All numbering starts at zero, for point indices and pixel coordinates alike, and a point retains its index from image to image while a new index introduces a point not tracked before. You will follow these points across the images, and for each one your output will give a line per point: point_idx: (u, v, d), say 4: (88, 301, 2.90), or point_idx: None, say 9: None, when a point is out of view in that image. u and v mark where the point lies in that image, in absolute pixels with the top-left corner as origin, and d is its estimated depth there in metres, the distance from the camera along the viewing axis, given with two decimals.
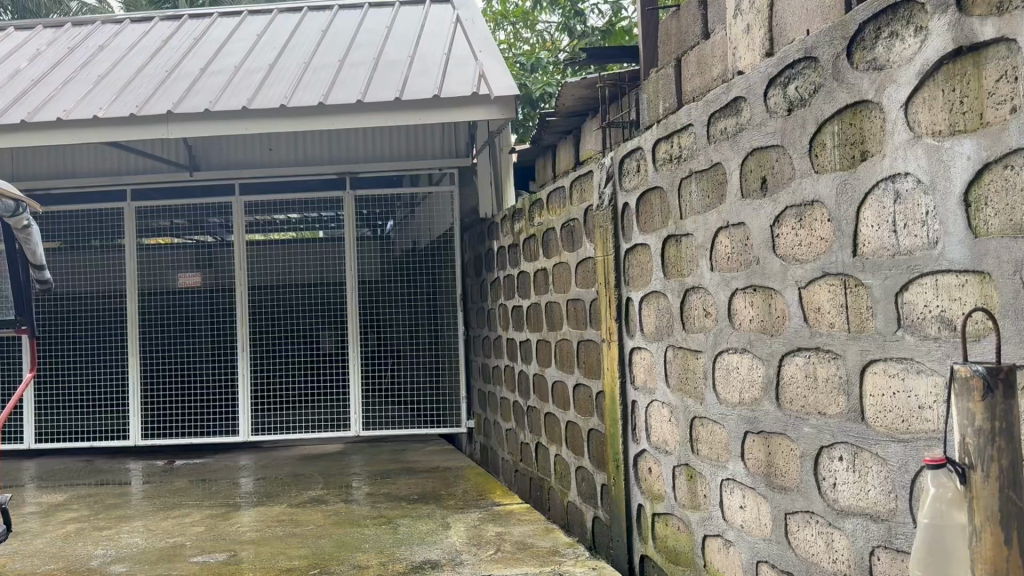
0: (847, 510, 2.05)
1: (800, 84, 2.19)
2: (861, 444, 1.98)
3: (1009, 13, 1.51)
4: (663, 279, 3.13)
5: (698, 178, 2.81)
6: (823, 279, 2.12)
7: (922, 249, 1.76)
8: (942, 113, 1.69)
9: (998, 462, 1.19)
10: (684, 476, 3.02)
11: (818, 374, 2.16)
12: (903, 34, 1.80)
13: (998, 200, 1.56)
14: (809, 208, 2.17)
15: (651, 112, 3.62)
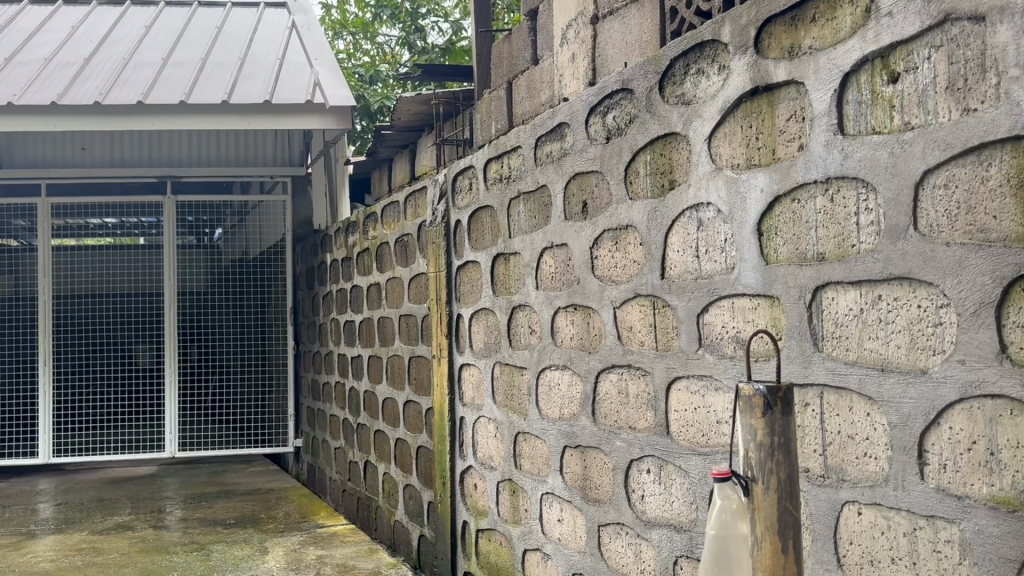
0: (654, 521, 2.14)
1: (618, 113, 2.29)
2: (666, 457, 2.08)
3: (799, 58, 1.64)
4: (492, 296, 3.16)
5: (525, 199, 2.87)
6: (635, 300, 2.22)
7: (721, 274, 1.88)
8: (740, 147, 1.82)
9: (776, 475, 1.21)
10: (507, 491, 3.05)
11: (630, 390, 2.25)
12: (708, 72, 1.92)
13: (786, 231, 1.69)
14: (624, 232, 2.26)
15: (484, 132, 3.65)
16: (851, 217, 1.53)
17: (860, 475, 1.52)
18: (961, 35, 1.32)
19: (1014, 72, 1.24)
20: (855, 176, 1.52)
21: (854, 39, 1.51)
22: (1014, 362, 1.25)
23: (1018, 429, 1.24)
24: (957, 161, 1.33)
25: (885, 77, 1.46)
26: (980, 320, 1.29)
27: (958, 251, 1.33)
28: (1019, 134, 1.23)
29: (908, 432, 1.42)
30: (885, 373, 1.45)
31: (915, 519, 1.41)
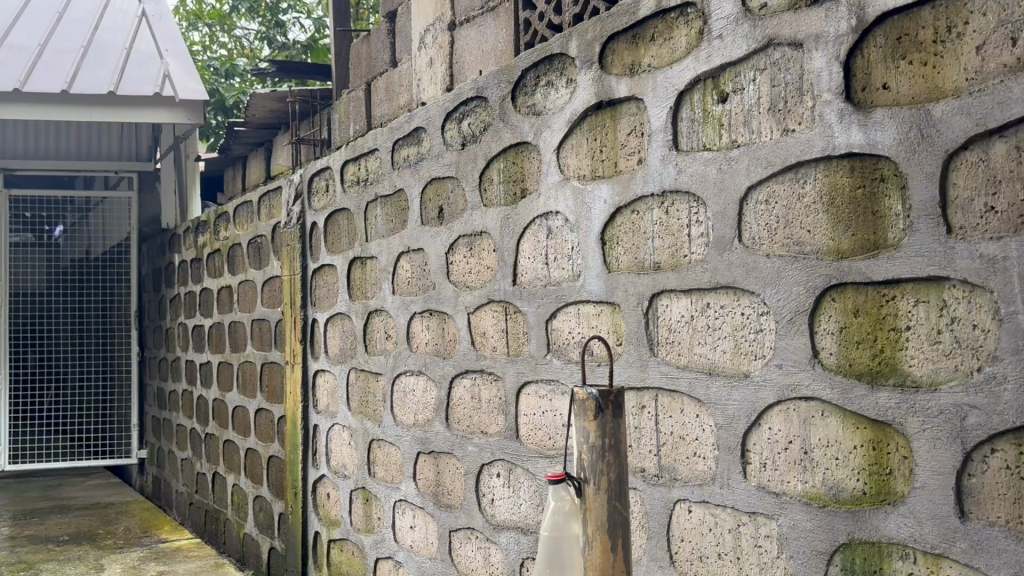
0: (502, 525, 2.16)
1: (473, 120, 2.31)
2: (515, 461, 2.11)
3: (639, 75, 1.71)
4: (347, 301, 3.11)
5: (382, 203, 2.84)
6: (488, 306, 2.24)
7: (568, 281, 1.93)
8: (586, 158, 1.87)
9: (607, 475, 1.25)
10: (360, 499, 3.00)
11: (482, 395, 2.27)
12: (557, 84, 1.97)
13: (626, 240, 1.75)
14: (478, 239, 2.28)
15: (342, 132, 3.59)
16: (684, 229, 1.61)
17: (690, 474, 1.59)
18: (782, 60, 1.41)
19: (827, 97, 1.33)
20: (687, 190, 1.60)
21: (688, 60, 1.59)
22: (824, 366, 1.34)
23: (828, 428, 1.34)
24: (777, 179, 1.42)
25: (716, 97, 1.54)
26: (795, 327, 1.38)
27: (777, 262, 1.41)
28: (831, 154, 1.32)
29: (733, 432, 1.50)
30: (713, 377, 1.53)
31: (739, 515, 1.49)
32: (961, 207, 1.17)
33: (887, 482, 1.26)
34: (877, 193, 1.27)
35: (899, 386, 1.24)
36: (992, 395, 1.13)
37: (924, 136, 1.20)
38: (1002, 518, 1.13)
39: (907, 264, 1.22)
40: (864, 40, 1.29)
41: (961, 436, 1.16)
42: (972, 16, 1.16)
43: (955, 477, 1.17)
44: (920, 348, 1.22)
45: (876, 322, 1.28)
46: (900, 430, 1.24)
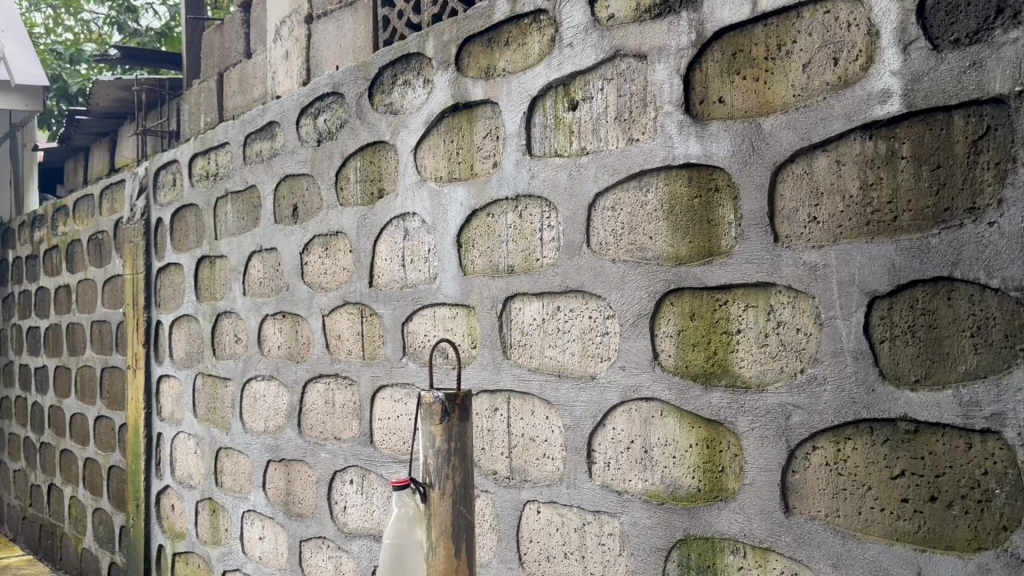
0: (354, 532, 2.12)
1: (328, 117, 2.25)
2: (368, 467, 2.06)
3: (493, 79, 1.71)
4: (195, 302, 2.96)
5: (233, 199, 2.72)
6: (342, 308, 2.18)
7: (424, 283, 1.89)
8: (443, 160, 1.84)
9: (452, 480, 1.22)
10: (207, 510, 2.86)
11: (336, 400, 2.21)
12: (414, 83, 1.94)
13: (481, 243, 1.74)
14: (333, 238, 2.22)
15: (192, 125, 3.41)
16: (536, 233, 1.62)
17: (540, 476, 1.60)
18: (629, 71, 1.44)
19: (669, 108, 1.38)
20: (540, 195, 1.61)
21: (541, 66, 1.60)
22: (664, 368, 1.39)
23: (667, 428, 1.38)
24: (623, 186, 1.45)
25: (566, 104, 1.56)
26: (638, 330, 1.42)
27: (621, 267, 1.45)
28: (671, 164, 1.37)
29: (580, 433, 1.52)
30: (562, 379, 1.55)
31: (584, 515, 1.51)
32: (787, 217, 1.24)
33: (719, 479, 1.31)
34: (712, 203, 1.33)
35: (730, 386, 1.30)
36: (813, 395, 1.20)
37: (755, 149, 1.27)
38: (821, 512, 1.20)
39: (739, 271, 1.29)
40: (703, 54, 1.34)
41: (786, 435, 1.23)
42: (799, 36, 1.23)
43: (780, 473, 1.24)
44: (749, 351, 1.28)
45: (710, 325, 1.33)
46: (731, 429, 1.30)
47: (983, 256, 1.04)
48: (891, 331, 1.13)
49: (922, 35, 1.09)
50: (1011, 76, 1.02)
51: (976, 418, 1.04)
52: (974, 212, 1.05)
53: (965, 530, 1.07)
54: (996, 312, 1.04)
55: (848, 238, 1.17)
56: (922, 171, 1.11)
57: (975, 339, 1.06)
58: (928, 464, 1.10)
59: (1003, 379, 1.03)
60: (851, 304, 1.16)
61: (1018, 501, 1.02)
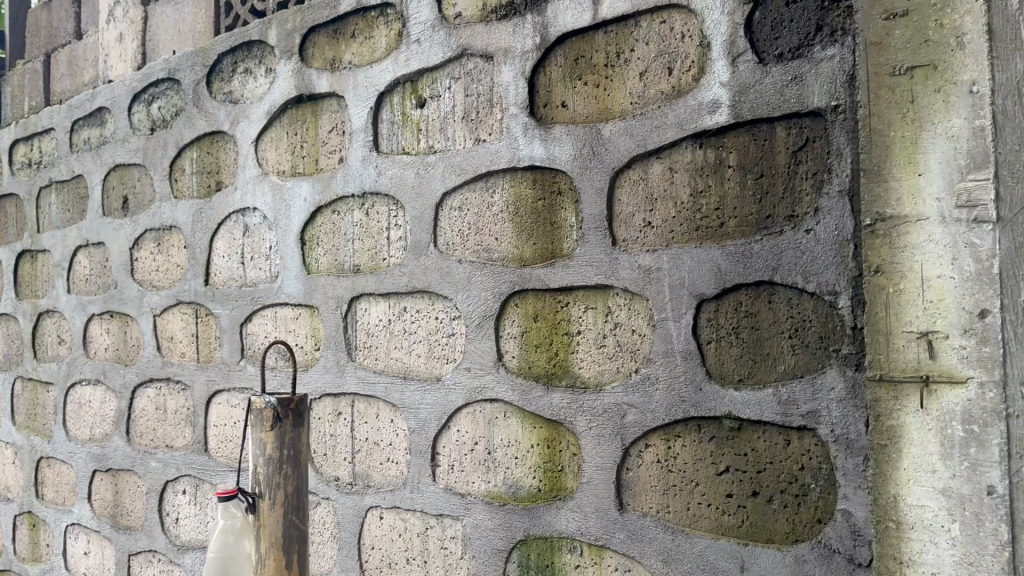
0: (187, 544, 2.00)
1: (163, 104, 2.11)
2: (202, 476, 1.95)
3: (338, 72, 1.65)
4: (14, 300, 2.71)
5: (58, 189, 2.52)
6: (176, 307, 2.05)
7: (264, 282, 1.80)
8: (285, 154, 1.76)
9: (283, 488, 1.17)
10: (26, 525, 2.64)
11: (168, 405, 2.08)
12: (255, 72, 1.85)
13: (325, 241, 1.68)
14: (167, 233, 2.08)
15: (14, 108, 3.14)
16: (382, 232, 1.57)
17: (382, 481, 1.56)
18: (475, 71, 1.43)
19: (514, 110, 1.37)
20: (386, 193, 1.56)
21: (387, 61, 1.57)
22: (507, 370, 1.38)
23: (510, 429, 1.38)
24: (468, 186, 1.44)
25: (414, 101, 1.53)
26: (482, 331, 1.41)
27: (467, 268, 1.43)
28: (516, 166, 1.37)
29: (423, 437, 1.49)
30: (407, 381, 1.52)
31: (426, 518, 1.48)
32: (625, 221, 1.27)
33: (559, 479, 1.32)
34: (555, 205, 1.34)
35: (571, 387, 1.31)
36: (647, 395, 1.23)
37: (595, 154, 1.29)
38: (653, 509, 1.23)
39: (580, 273, 1.30)
40: (547, 58, 1.35)
41: (621, 434, 1.25)
42: (637, 44, 1.26)
43: (615, 472, 1.26)
44: (589, 352, 1.30)
45: (552, 326, 1.34)
46: (570, 429, 1.31)
47: (800, 262, 1.10)
48: (718, 333, 1.18)
49: (749, 49, 1.14)
50: (827, 91, 1.08)
51: (793, 416, 1.10)
52: (793, 220, 1.11)
53: (783, 523, 1.12)
54: (812, 315, 1.10)
55: (680, 243, 1.21)
56: (748, 180, 1.16)
57: (793, 340, 1.11)
58: (751, 461, 1.15)
59: (818, 379, 1.08)
60: (682, 307, 1.20)
61: (830, 495, 1.08)
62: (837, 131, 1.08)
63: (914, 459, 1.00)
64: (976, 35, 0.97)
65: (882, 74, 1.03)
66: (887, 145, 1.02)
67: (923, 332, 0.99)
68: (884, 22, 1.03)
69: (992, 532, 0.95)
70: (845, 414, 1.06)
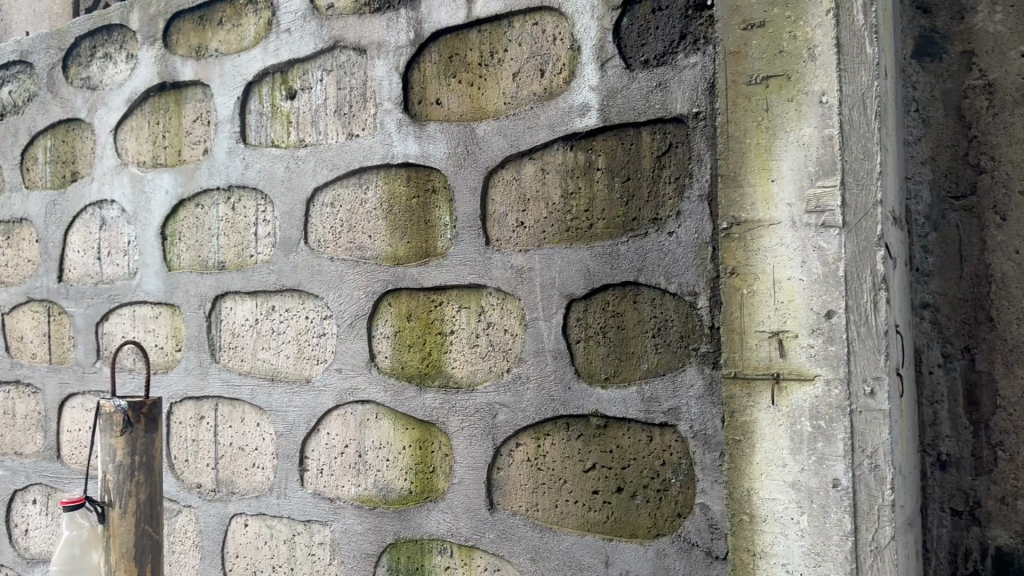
0: (37, 558, 1.88)
1: (13, 88, 1.97)
2: (55, 484, 1.84)
3: (203, 60, 1.59)
4: None
5: None
6: (25, 305, 1.91)
7: (122, 278, 1.71)
8: (147, 144, 1.68)
9: (135, 496, 1.11)
10: None
11: (16, 410, 1.94)
12: (115, 57, 1.75)
13: (189, 236, 1.60)
14: (17, 226, 1.95)
15: None
16: (249, 227, 1.52)
17: (248, 487, 1.50)
18: (347, 64, 1.41)
19: (387, 106, 1.35)
20: (254, 187, 1.51)
21: (256, 50, 1.52)
22: (379, 370, 1.36)
23: (381, 430, 1.36)
24: (340, 182, 1.41)
25: (284, 92, 1.49)
26: (354, 331, 1.38)
27: (338, 265, 1.40)
28: (389, 162, 1.35)
29: (291, 440, 1.45)
30: (274, 382, 1.47)
31: (294, 525, 1.44)
32: (497, 221, 1.26)
33: (431, 480, 1.31)
34: (429, 203, 1.32)
35: (443, 387, 1.30)
36: (518, 394, 1.23)
37: (469, 152, 1.27)
38: (522, 508, 1.23)
39: (452, 272, 1.29)
40: (421, 54, 1.33)
41: (492, 434, 1.25)
42: (510, 45, 1.26)
43: (486, 471, 1.25)
44: (462, 352, 1.29)
45: (425, 326, 1.33)
46: (443, 429, 1.30)
47: (663, 263, 1.13)
48: (587, 332, 1.19)
49: (617, 54, 1.16)
50: (689, 98, 1.11)
51: (655, 413, 1.13)
52: (657, 222, 1.14)
53: (646, 517, 1.14)
54: (674, 314, 1.13)
55: (550, 243, 1.22)
56: (615, 182, 1.18)
57: (656, 340, 1.14)
58: (616, 457, 1.17)
59: (678, 376, 1.12)
60: (553, 306, 1.21)
61: (689, 489, 1.11)
62: (697, 137, 1.11)
63: (767, 454, 1.03)
64: (825, 47, 1.00)
65: (740, 82, 1.06)
66: (743, 151, 1.05)
67: (774, 332, 1.03)
68: (743, 32, 1.06)
69: (837, 522, 0.99)
70: (703, 411, 1.09)
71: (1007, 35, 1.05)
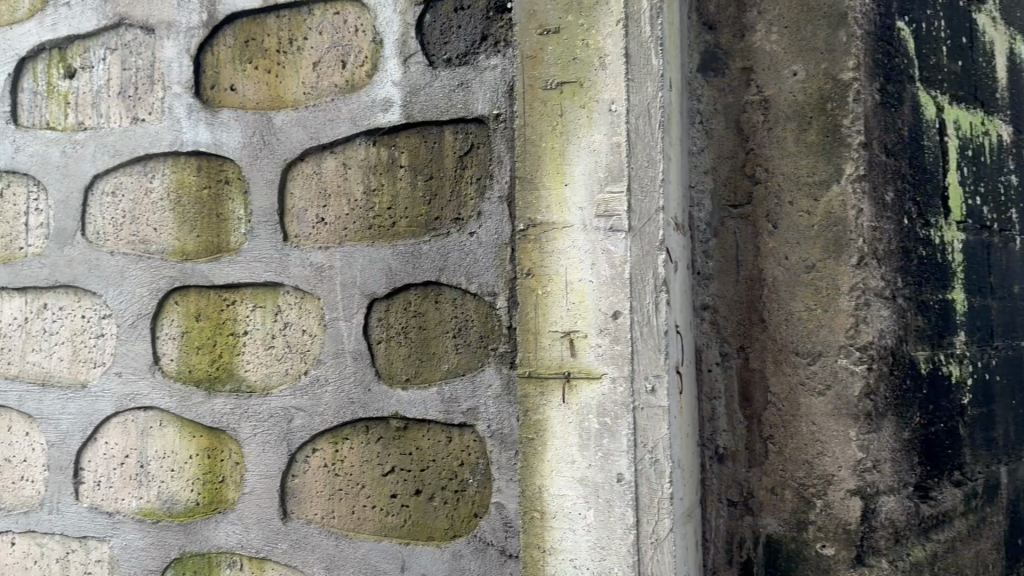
0: None
1: None
2: None
3: None
4: None
5: None
6: None
7: None
8: None
9: None
10: None
11: None
12: None
13: None
14: None
15: None
16: (20, 217, 1.39)
17: (15, 503, 1.37)
18: (133, 43, 1.32)
19: (177, 90, 1.27)
20: (25, 172, 1.38)
21: (30, 23, 1.39)
22: (165, 374, 1.28)
23: (166, 438, 1.28)
24: (124, 170, 1.31)
25: (62, 71, 1.38)
26: (136, 331, 1.28)
27: (119, 260, 1.30)
28: (178, 150, 1.27)
29: (65, 450, 1.33)
30: (46, 388, 1.35)
31: (67, 542, 1.33)
32: (297, 217, 1.22)
33: (219, 490, 1.24)
34: (221, 196, 1.26)
35: (234, 390, 1.24)
36: (315, 398, 1.19)
37: (265, 142, 1.22)
38: (317, 516, 1.19)
39: (246, 270, 1.23)
40: (215, 37, 1.27)
41: (287, 439, 1.20)
42: (310, 33, 1.23)
43: (279, 478, 1.20)
44: (255, 354, 1.24)
45: (216, 327, 1.26)
46: (233, 436, 1.23)
47: (464, 263, 1.12)
48: (388, 332, 1.16)
49: (420, 50, 1.14)
50: (490, 99, 1.10)
51: (454, 413, 1.12)
52: (460, 222, 1.13)
53: (443, 519, 1.12)
54: (474, 314, 1.12)
55: (351, 241, 1.18)
56: (418, 181, 1.16)
57: (456, 340, 1.13)
58: (415, 459, 1.14)
59: (477, 376, 1.11)
60: (353, 306, 1.17)
61: (486, 488, 1.10)
62: (498, 138, 1.11)
63: (557, 451, 1.04)
64: (615, 57, 1.01)
65: (537, 86, 1.06)
66: (539, 156, 1.06)
67: (565, 331, 1.03)
68: (540, 37, 1.06)
69: (620, 516, 1.00)
70: (500, 410, 1.09)
71: (781, 54, 1.08)
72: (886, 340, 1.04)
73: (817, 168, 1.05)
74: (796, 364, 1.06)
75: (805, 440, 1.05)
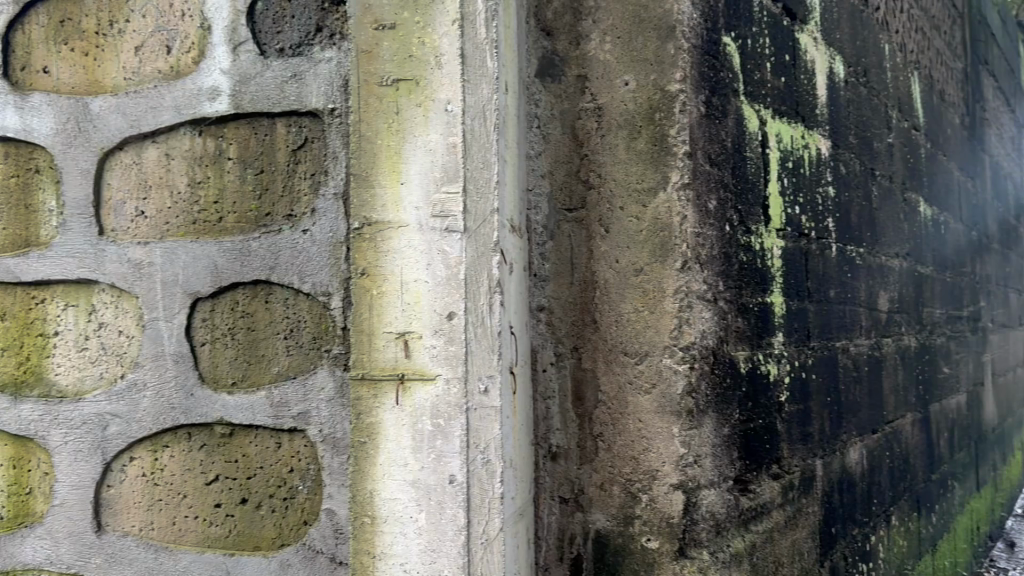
0: None
1: None
2: None
3: None
4: None
5: None
6: None
7: None
8: None
9: None
10: None
11: None
12: None
13: None
14: None
15: None
16: None
17: None
18: None
19: None
20: None
21: None
22: None
23: None
24: None
25: None
26: None
27: None
28: None
29: None
30: None
31: None
32: (114, 210, 1.15)
33: (27, 502, 1.16)
34: (31, 185, 1.18)
35: (43, 395, 1.16)
36: (131, 403, 1.12)
37: (80, 130, 1.15)
38: (135, 528, 1.12)
39: (57, 264, 1.15)
40: (27, 14, 1.20)
41: (101, 448, 1.13)
42: (132, 16, 1.17)
43: (93, 490, 1.13)
44: (66, 355, 1.16)
45: (24, 326, 1.18)
46: (42, 444, 1.16)
47: (296, 262, 1.09)
48: (212, 334, 1.11)
49: (250, 39, 1.10)
50: (325, 93, 1.09)
51: (283, 418, 1.08)
52: (291, 219, 1.09)
53: (270, 528, 1.08)
54: (306, 315, 1.09)
55: (173, 236, 1.12)
56: (247, 175, 1.11)
57: (287, 341, 1.09)
58: (241, 467, 1.10)
59: (309, 379, 1.08)
60: (174, 306, 1.11)
61: (316, 496, 1.07)
62: (332, 133, 1.09)
63: (390, 454, 1.01)
64: (450, 56, 1.01)
65: (372, 82, 1.03)
66: (373, 153, 1.04)
67: (400, 332, 1.01)
68: (374, 32, 1.04)
69: (452, 517, 0.99)
70: (332, 414, 1.07)
71: (614, 63, 1.11)
72: (707, 340, 1.09)
73: (646, 175, 1.09)
74: (624, 364, 1.09)
75: (632, 437, 1.09)
